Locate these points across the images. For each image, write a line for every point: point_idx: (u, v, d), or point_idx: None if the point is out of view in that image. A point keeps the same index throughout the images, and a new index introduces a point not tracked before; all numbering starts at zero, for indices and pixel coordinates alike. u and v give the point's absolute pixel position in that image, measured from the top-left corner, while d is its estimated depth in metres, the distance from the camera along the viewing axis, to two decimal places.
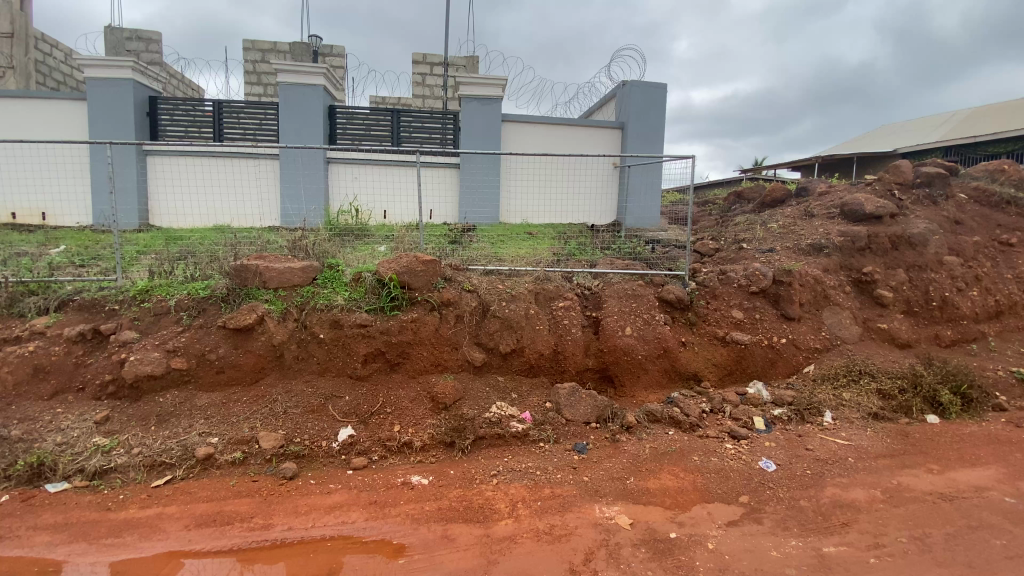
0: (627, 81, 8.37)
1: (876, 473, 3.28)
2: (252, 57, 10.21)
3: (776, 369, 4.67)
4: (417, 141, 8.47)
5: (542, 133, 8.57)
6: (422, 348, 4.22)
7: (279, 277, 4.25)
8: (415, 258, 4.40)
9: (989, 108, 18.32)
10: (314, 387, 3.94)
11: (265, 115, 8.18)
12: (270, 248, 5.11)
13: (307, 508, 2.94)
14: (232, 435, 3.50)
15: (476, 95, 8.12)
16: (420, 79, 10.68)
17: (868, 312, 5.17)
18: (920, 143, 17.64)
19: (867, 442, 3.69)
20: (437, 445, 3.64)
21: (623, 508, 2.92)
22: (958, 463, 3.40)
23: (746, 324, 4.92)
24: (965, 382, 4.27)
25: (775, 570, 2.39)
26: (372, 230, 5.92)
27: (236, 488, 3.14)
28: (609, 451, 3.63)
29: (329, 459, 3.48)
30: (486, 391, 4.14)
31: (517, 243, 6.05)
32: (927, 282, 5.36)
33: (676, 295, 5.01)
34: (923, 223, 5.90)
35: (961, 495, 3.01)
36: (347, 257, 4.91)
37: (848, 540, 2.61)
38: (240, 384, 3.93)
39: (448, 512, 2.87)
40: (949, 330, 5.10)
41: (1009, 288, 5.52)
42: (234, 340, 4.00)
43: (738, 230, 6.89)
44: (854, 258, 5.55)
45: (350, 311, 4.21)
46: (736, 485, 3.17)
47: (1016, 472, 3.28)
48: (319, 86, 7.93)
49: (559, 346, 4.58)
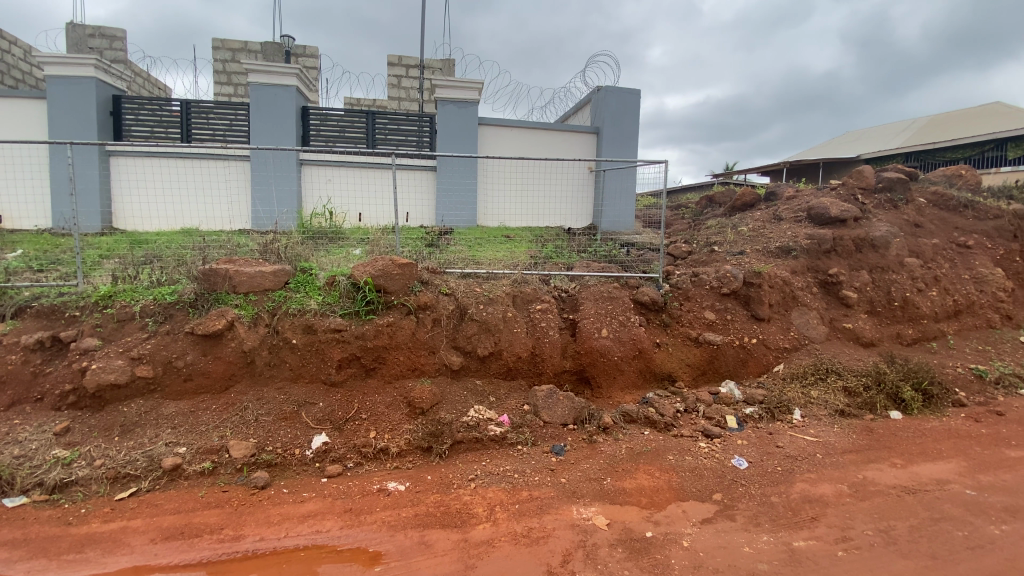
0: (602, 86, 8.48)
1: (843, 468, 3.39)
2: (221, 57, 9.99)
3: (747, 368, 4.79)
4: (393, 143, 8.39)
5: (518, 137, 8.61)
6: (398, 352, 4.17)
7: (250, 281, 4.16)
8: (391, 260, 4.35)
9: (946, 115, 19.19)
10: (286, 394, 3.85)
11: (236, 115, 7.98)
12: (240, 252, 4.99)
13: (280, 518, 2.87)
14: (200, 445, 3.40)
15: (452, 98, 8.10)
16: (395, 81, 10.62)
17: (834, 312, 5.34)
18: (883, 150, 18.37)
19: (834, 438, 3.81)
20: (414, 451, 3.60)
21: (599, 509, 2.94)
22: (921, 457, 3.53)
23: (718, 325, 5.04)
24: (926, 379, 4.45)
25: (747, 565, 2.43)
26: (347, 233, 5.83)
27: (205, 499, 3.05)
28: (586, 451, 3.66)
29: (303, 467, 3.41)
30: (464, 395, 4.13)
31: (494, 246, 6.06)
32: (890, 283, 5.57)
33: (651, 296, 5.09)
34: (885, 226, 6.14)
35: (923, 488, 3.13)
36: (321, 260, 4.83)
37: (817, 534, 2.68)
38: (208, 392, 3.82)
39: (426, 518, 2.84)
40: (910, 330, 5.31)
41: (967, 288, 5.77)
42: (202, 346, 3.88)
43: (709, 233, 7.05)
44: (821, 260, 5.73)
45: (323, 315, 4.14)
46: (710, 482, 3.22)
47: (975, 465, 3.43)
48: (291, 86, 7.79)
49: (537, 348, 4.59)
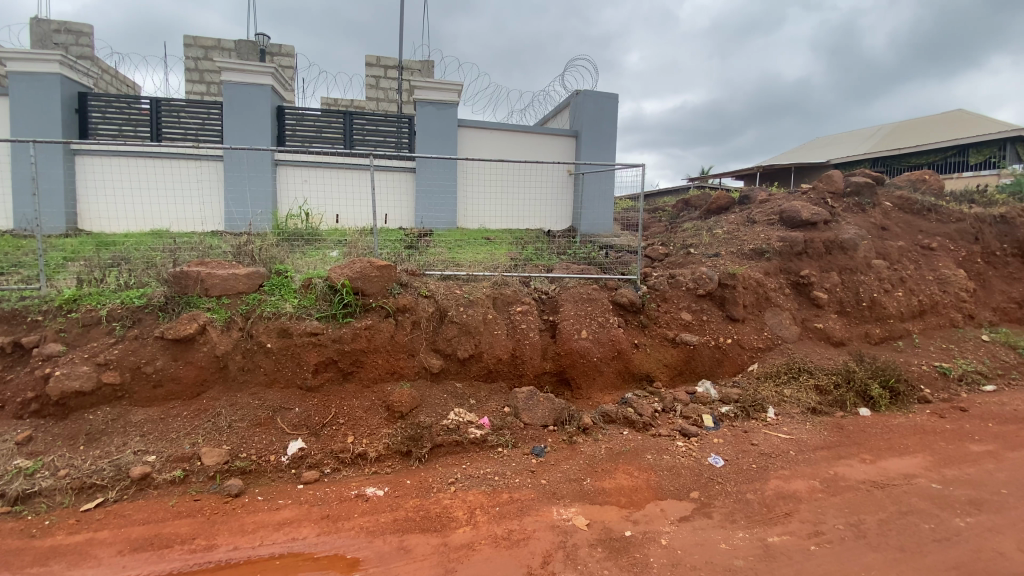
0: (580, 90, 8.57)
1: (815, 465, 3.48)
2: (193, 54, 9.75)
3: (722, 368, 4.89)
4: (371, 143, 8.30)
5: (498, 139, 8.61)
6: (377, 355, 4.12)
7: (223, 284, 4.06)
8: (370, 263, 4.30)
9: (909, 122, 19.94)
10: (261, 400, 3.76)
11: (208, 114, 7.79)
12: (212, 254, 4.87)
13: (255, 526, 2.80)
14: (171, 453, 3.30)
15: (431, 100, 8.06)
16: (373, 82, 10.53)
17: (806, 312, 5.50)
18: (852, 155, 18.98)
19: (806, 435, 3.91)
20: (393, 455, 3.56)
21: (579, 509, 2.95)
22: (889, 452, 3.65)
23: (695, 325, 5.12)
24: (892, 376, 4.61)
25: (724, 562, 2.47)
26: (324, 234, 5.74)
27: (175, 509, 2.95)
28: (566, 452, 3.67)
29: (279, 474, 3.34)
30: (443, 398, 4.10)
31: (474, 248, 6.05)
32: (858, 283, 5.75)
33: (629, 298, 5.14)
34: (853, 229, 6.33)
35: (891, 482, 3.23)
36: (297, 262, 4.75)
37: (790, 530, 2.74)
38: (179, 399, 3.72)
39: (405, 523, 2.81)
40: (877, 329, 5.48)
41: (931, 288, 6.00)
42: (173, 351, 3.77)
43: (685, 236, 7.16)
44: (793, 262, 5.87)
45: (299, 319, 4.07)
46: (687, 481, 3.27)
47: (940, 459, 3.56)
48: (266, 86, 7.66)
49: (517, 350, 4.60)
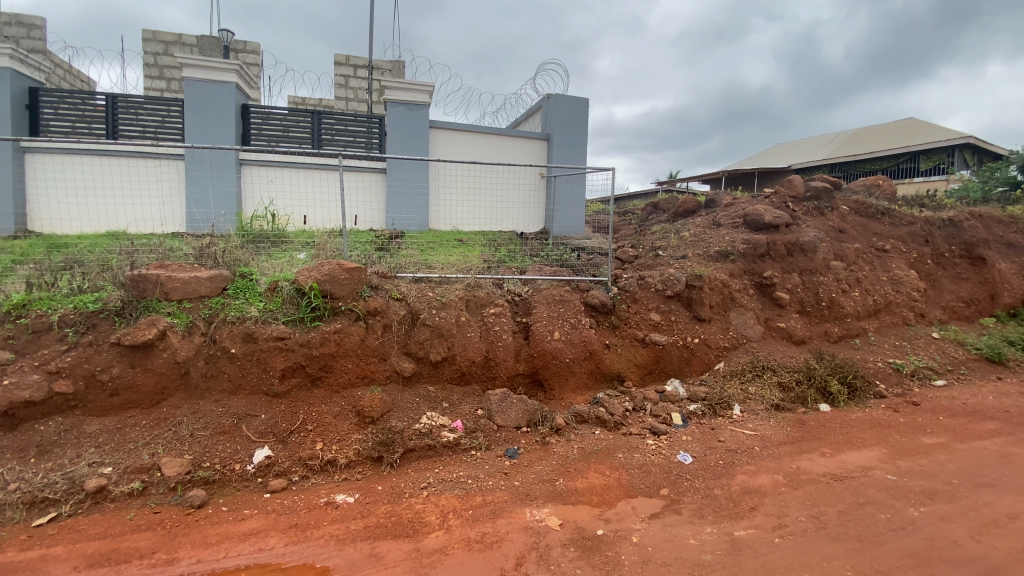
0: (552, 94, 8.64)
1: (778, 459, 3.60)
2: (152, 49, 9.40)
3: (690, 367, 5.01)
4: (340, 143, 8.15)
5: (469, 141, 8.60)
6: (346, 360, 4.04)
7: (184, 288, 3.92)
8: (338, 265, 4.22)
9: (865, 130, 20.90)
10: (225, 407, 3.64)
11: (168, 111, 7.51)
12: (173, 256, 4.70)
13: (219, 538, 2.71)
14: (129, 464, 3.16)
15: (402, 100, 7.99)
16: (343, 81, 10.38)
17: (769, 312, 5.69)
18: (812, 161, 19.77)
19: (770, 431, 4.04)
20: (364, 461, 3.51)
21: (552, 509, 2.97)
22: (847, 446, 3.81)
23: (664, 326, 5.23)
24: (850, 373, 4.82)
25: (692, 557, 2.53)
26: (291, 236, 5.61)
27: (134, 522, 2.83)
28: (539, 453, 3.69)
29: (244, 483, 3.24)
30: (415, 402, 4.06)
31: (446, 250, 6.01)
32: (818, 284, 5.99)
33: (600, 299, 5.21)
34: (813, 231, 6.58)
35: (850, 475, 3.37)
36: (262, 265, 4.63)
37: (755, 523, 2.83)
38: (138, 407, 3.58)
39: (376, 530, 2.77)
40: (836, 327, 5.72)
41: (885, 288, 6.29)
42: (130, 358, 3.62)
43: (654, 238, 7.30)
44: (757, 264, 6.05)
45: (265, 323, 3.95)
46: (658, 478, 3.33)
47: (894, 451, 3.73)
48: (230, 83, 7.45)
49: (490, 352, 4.59)
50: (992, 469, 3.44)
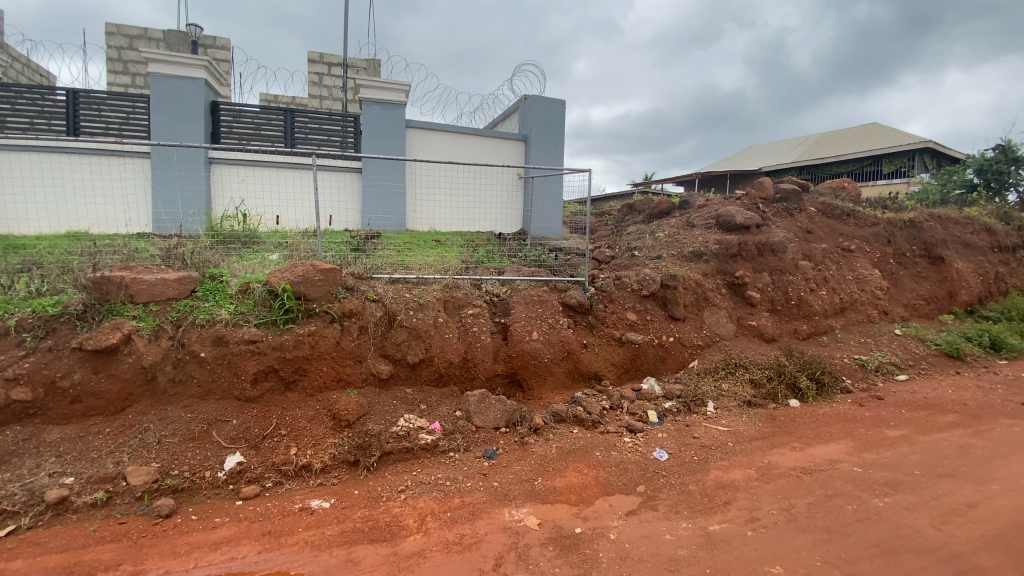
0: (529, 95, 8.65)
1: (750, 454, 3.68)
2: (116, 43, 9.06)
3: (666, 365, 5.09)
4: (314, 142, 8.01)
5: (446, 141, 8.56)
6: (321, 363, 3.96)
7: (150, 290, 3.80)
8: (312, 267, 4.14)
9: (831, 133, 21.61)
10: (194, 413, 3.54)
11: (133, 107, 7.26)
12: (138, 257, 4.54)
13: (188, 547, 2.63)
14: (93, 473, 3.04)
15: (377, 99, 7.91)
16: (316, 79, 10.21)
17: (741, 311, 5.83)
18: (781, 163, 20.36)
19: (742, 426, 4.14)
20: (340, 465, 3.45)
21: (530, 509, 2.98)
22: (816, 440, 3.92)
23: (640, 325, 5.30)
24: (818, 369, 4.98)
25: (668, 552, 2.57)
26: (263, 236, 5.49)
27: (99, 534, 2.73)
28: (518, 454, 3.70)
29: (215, 490, 3.16)
30: (393, 405, 4.02)
31: (424, 251, 5.96)
32: (787, 283, 6.17)
33: (578, 299, 5.25)
34: (782, 232, 6.77)
35: (818, 468, 3.48)
36: (232, 266, 4.51)
37: (729, 517, 2.89)
38: (101, 415, 3.45)
39: (353, 534, 2.73)
40: (804, 325, 5.90)
41: (851, 287, 6.52)
42: (93, 363, 3.48)
43: (631, 238, 7.40)
44: (729, 264, 6.19)
45: (236, 326, 3.85)
46: (634, 475, 3.37)
47: (860, 444, 3.87)
48: (199, 80, 7.26)
49: (468, 353, 4.58)
50: (951, 460, 3.59)
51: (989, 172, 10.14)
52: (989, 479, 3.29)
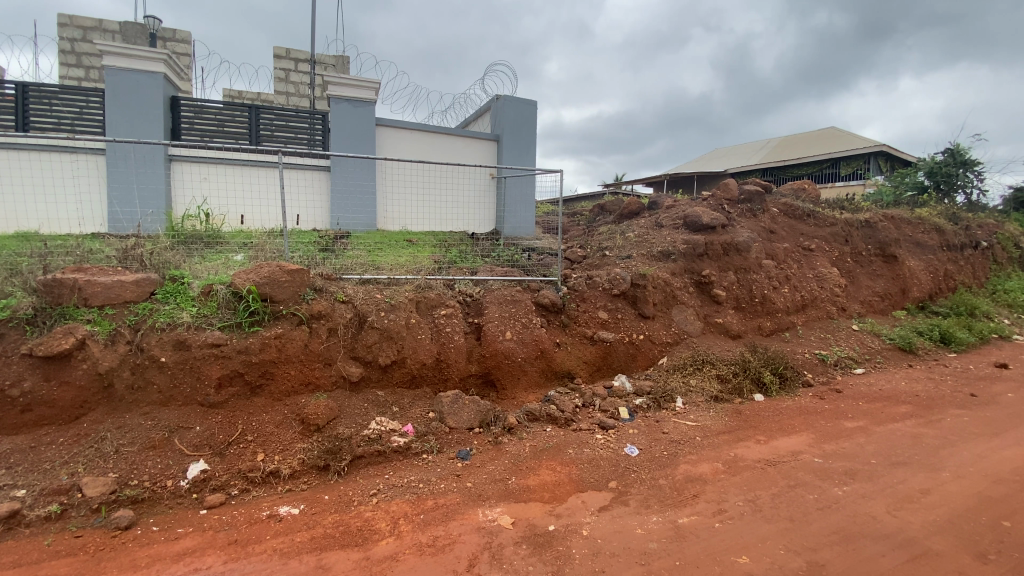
0: (500, 95, 8.65)
1: (717, 448, 3.79)
2: (68, 35, 8.64)
3: (636, 362, 5.19)
4: (281, 140, 7.82)
5: (417, 141, 8.49)
6: (289, 366, 3.87)
7: (106, 293, 3.64)
8: (279, 267, 4.05)
9: (792, 136, 22.43)
10: (154, 420, 3.40)
11: (87, 102, 6.93)
12: (93, 258, 4.35)
13: (148, 560, 2.53)
14: (46, 485, 2.90)
15: (346, 97, 7.78)
16: (282, 75, 9.97)
17: (708, 309, 5.98)
18: (746, 166, 21.03)
19: (710, 421, 4.26)
20: (309, 470, 3.39)
21: (504, 509, 2.98)
22: (779, 432, 4.07)
23: (610, 323, 5.37)
24: (781, 364, 5.18)
25: (639, 546, 2.62)
26: (226, 236, 5.33)
27: (53, 548, 2.60)
28: (491, 453, 3.70)
29: (176, 500, 3.05)
30: (364, 408, 3.97)
31: (395, 251, 5.90)
32: (751, 281, 6.37)
33: (551, 299, 5.29)
34: (746, 232, 6.98)
35: (782, 459, 3.61)
36: (195, 267, 4.37)
37: (697, 510, 2.97)
38: (54, 424, 3.29)
39: (324, 540, 2.68)
40: (768, 322, 6.11)
41: (811, 285, 6.78)
42: (44, 370, 3.32)
43: (602, 238, 7.49)
44: (696, 263, 6.34)
45: (198, 329, 3.72)
46: (606, 471, 3.43)
47: (820, 435, 4.03)
48: (158, 74, 7.01)
49: (441, 354, 4.56)
50: (905, 448, 3.78)
51: (938, 175, 10.73)
52: (940, 467, 3.48)
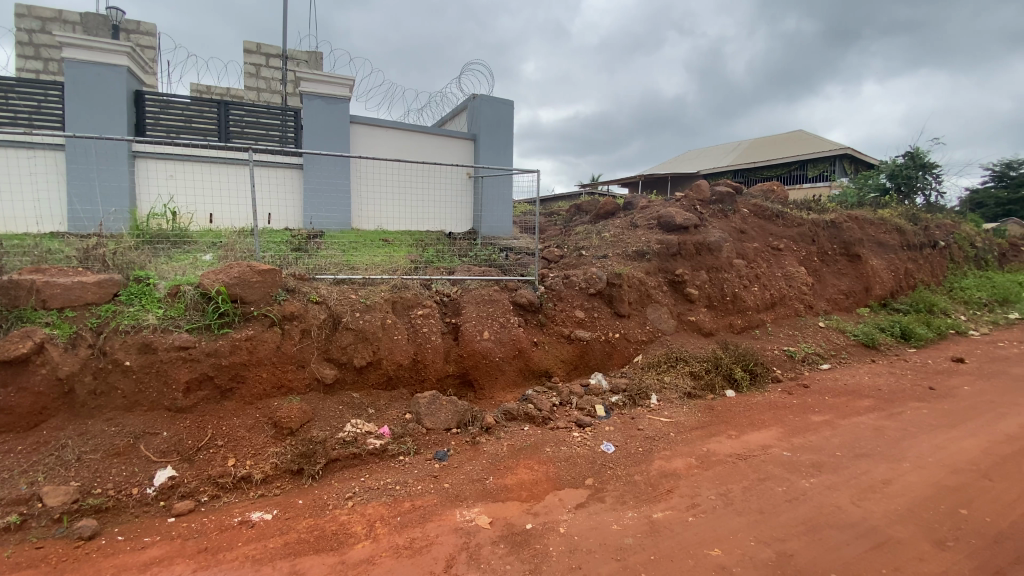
0: (476, 95, 8.62)
1: (691, 443, 3.87)
2: (25, 25, 8.29)
3: (612, 360, 5.26)
4: (252, 137, 7.64)
5: (393, 139, 8.39)
6: (260, 369, 3.78)
7: (66, 294, 3.50)
8: (250, 267, 3.95)
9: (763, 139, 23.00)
10: (119, 426, 3.29)
11: (46, 96, 6.64)
12: (51, 258, 4.16)
13: (113, 570, 2.45)
14: (3, 496, 2.78)
15: (319, 93, 7.64)
16: (253, 70, 9.72)
17: (682, 307, 6.10)
18: (718, 167, 21.48)
19: (683, 417, 4.34)
20: (283, 474, 3.33)
21: (481, 508, 2.98)
22: (750, 427, 4.19)
23: (587, 322, 5.43)
24: (751, 361, 5.31)
25: (615, 542, 2.66)
26: (194, 235, 5.17)
27: (11, 561, 2.49)
28: (469, 454, 3.70)
29: (143, 508, 2.95)
30: (339, 410, 3.91)
31: (370, 251, 5.83)
32: (723, 281, 6.52)
33: (528, 298, 5.29)
34: (718, 232, 7.14)
35: (752, 453, 3.71)
36: (161, 268, 4.23)
37: (671, 504, 3.03)
38: (12, 432, 3.15)
39: (297, 546, 2.64)
40: (739, 320, 6.27)
41: (780, 284, 6.98)
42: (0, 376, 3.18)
43: (578, 238, 7.55)
44: (670, 262, 6.46)
45: (165, 332, 3.60)
46: (583, 469, 3.47)
47: (788, 429, 4.16)
48: (121, 67, 6.74)
49: (418, 354, 4.53)
50: (868, 440, 3.94)
51: (899, 177, 11.20)
52: (901, 457, 3.64)
